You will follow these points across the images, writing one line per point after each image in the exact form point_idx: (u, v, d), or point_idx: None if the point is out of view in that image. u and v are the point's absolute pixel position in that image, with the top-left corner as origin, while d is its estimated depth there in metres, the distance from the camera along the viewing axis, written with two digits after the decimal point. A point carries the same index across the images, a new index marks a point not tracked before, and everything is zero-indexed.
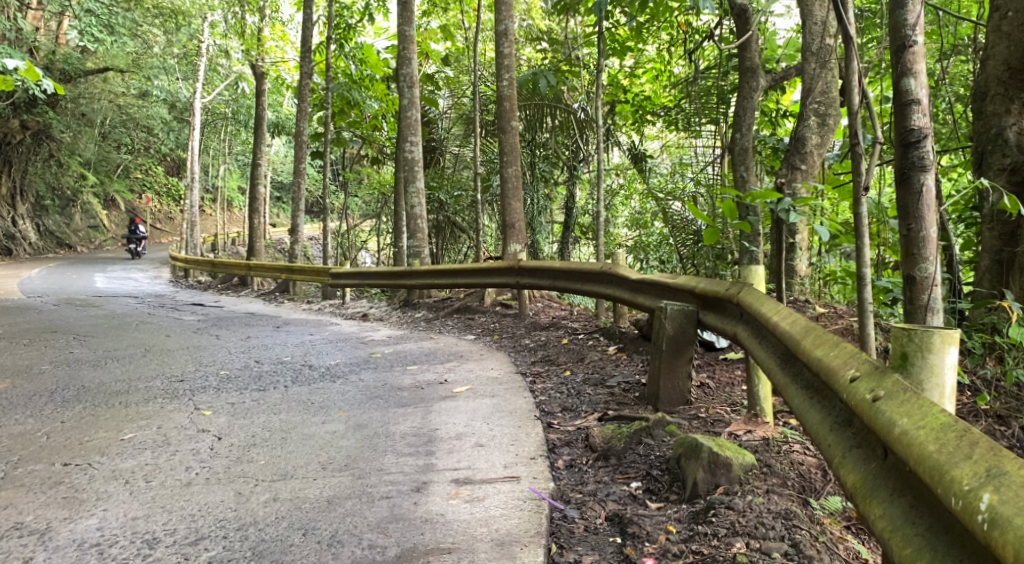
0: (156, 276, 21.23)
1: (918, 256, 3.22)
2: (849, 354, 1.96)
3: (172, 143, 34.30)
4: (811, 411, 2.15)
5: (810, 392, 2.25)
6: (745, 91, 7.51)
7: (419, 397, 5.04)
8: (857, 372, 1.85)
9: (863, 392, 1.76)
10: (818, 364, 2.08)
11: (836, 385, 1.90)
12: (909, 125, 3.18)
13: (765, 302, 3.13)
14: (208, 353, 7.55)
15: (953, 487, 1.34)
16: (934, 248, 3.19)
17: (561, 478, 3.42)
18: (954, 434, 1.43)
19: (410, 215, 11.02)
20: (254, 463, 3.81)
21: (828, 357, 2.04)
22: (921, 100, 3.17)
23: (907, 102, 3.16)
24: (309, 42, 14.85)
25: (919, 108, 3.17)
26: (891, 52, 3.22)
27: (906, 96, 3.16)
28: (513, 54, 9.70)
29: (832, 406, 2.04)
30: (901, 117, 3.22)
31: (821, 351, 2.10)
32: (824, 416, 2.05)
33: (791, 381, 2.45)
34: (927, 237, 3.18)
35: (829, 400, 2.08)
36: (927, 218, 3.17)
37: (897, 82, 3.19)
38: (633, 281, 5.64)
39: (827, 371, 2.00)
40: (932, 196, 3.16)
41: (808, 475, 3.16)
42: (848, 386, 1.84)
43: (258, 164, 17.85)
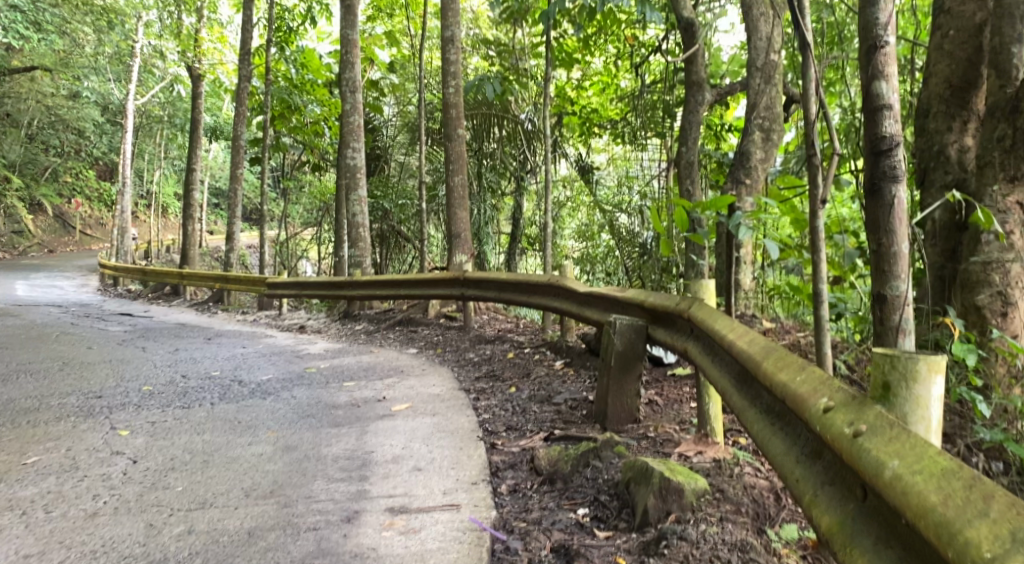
0: (82, 284, 20.18)
1: (890, 273, 3.07)
2: (819, 381, 1.83)
3: (104, 145, 32.96)
4: (774, 440, 2.02)
5: (772, 418, 2.12)
6: (691, 105, 7.48)
7: (355, 416, 4.76)
8: (830, 401, 1.72)
9: (841, 428, 1.62)
10: (783, 390, 1.95)
11: (809, 416, 1.77)
12: (880, 132, 3.03)
13: (718, 318, 3.00)
14: (132, 367, 7.08)
15: (969, 551, 1.18)
16: (906, 265, 3.03)
17: (504, 504, 3.21)
18: (962, 488, 1.27)
19: (351, 223, 10.67)
20: (170, 490, 3.47)
21: (795, 382, 1.91)
22: (892, 104, 3.01)
23: (878, 107, 3.00)
24: (248, 45, 14.41)
25: (890, 114, 3.01)
26: (862, 54, 3.08)
27: (878, 101, 3.01)
28: (459, 61, 9.49)
29: (798, 436, 1.92)
30: (873, 124, 3.06)
31: (786, 376, 1.97)
32: (790, 447, 1.92)
33: (749, 405, 2.31)
34: (899, 253, 3.02)
35: (795, 429, 1.95)
36: (898, 232, 3.02)
37: (868, 87, 3.04)
38: (580, 295, 5.49)
39: (795, 400, 1.86)
40: (904, 209, 3.01)
41: (761, 500, 3.02)
42: (822, 417, 1.70)
43: (194, 168, 17.16)
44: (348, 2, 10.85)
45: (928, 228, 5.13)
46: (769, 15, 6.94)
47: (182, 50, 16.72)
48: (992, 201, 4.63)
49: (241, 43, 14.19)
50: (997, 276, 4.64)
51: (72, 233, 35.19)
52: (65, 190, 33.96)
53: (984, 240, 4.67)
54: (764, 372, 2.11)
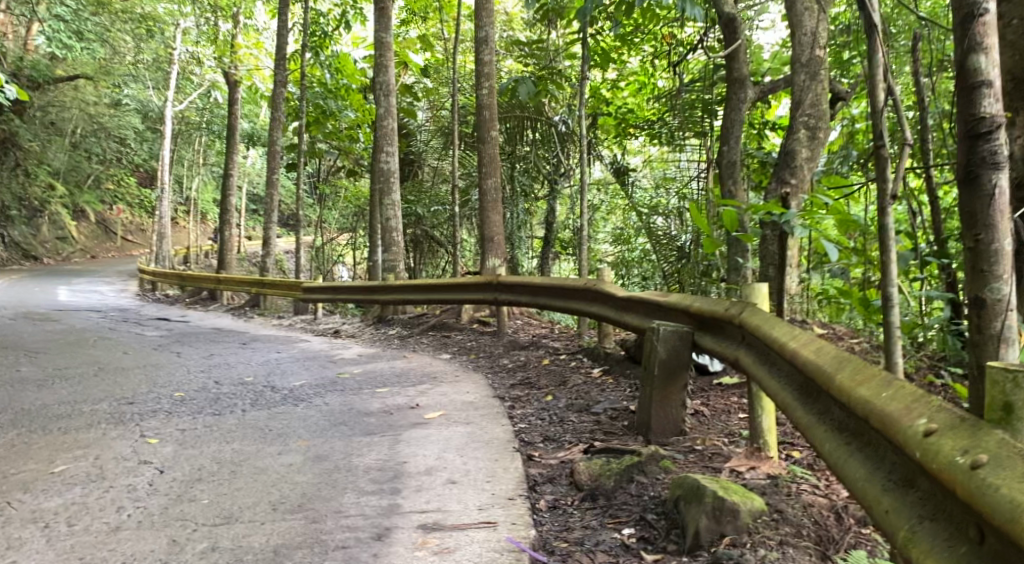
0: (122, 290, 20.49)
1: (991, 276, 2.65)
2: (912, 399, 1.63)
3: (145, 153, 33.58)
4: (853, 464, 1.82)
5: (846, 436, 1.93)
6: (732, 103, 7.20)
7: (387, 424, 4.62)
8: (931, 423, 1.52)
9: (950, 455, 1.42)
10: (865, 407, 1.75)
11: (903, 439, 1.56)
12: (976, 113, 2.67)
13: (776, 325, 2.78)
14: (165, 372, 7.05)
15: None
16: (1009, 264, 2.63)
17: (543, 522, 3.03)
18: None
19: (385, 227, 10.57)
20: (196, 503, 3.35)
21: (881, 399, 1.70)
22: (993, 81, 2.69)
23: (977, 83, 2.68)
24: (282, 50, 14.48)
25: (990, 92, 2.68)
26: (955, 26, 2.76)
27: (976, 76, 2.69)
28: (492, 62, 9.34)
29: (882, 460, 1.72)
30: (968, 104, 2.71)
31: (868, 391, 1.77)
32: (875, 473, 1.73)
33: (817, 420, 2.12)
34: (1000, 251, 2.64)
35: (879, 452, 1.75)
36: (1000, 227, 2.64)
37: (961, 62, 2.71)
38: (619, 300, 5.29)
39: (884, 419, 1.66)
40: (1006, 201, 2.64)
41: (823, 521, 2.79)
42: (923, 443, 1.50)
43: (230, 174, 17.30)
44: (380, 5, 10.78)
45: None
46: (814, 9, 6.63)
47: (218, 57, 16.88)
48: None
49: (275, 48, 14.24)
50: None
51: (114, 239, 35.97)
52: (107, 197, 34.70)
53: None
54: (837, 385, 1.91)
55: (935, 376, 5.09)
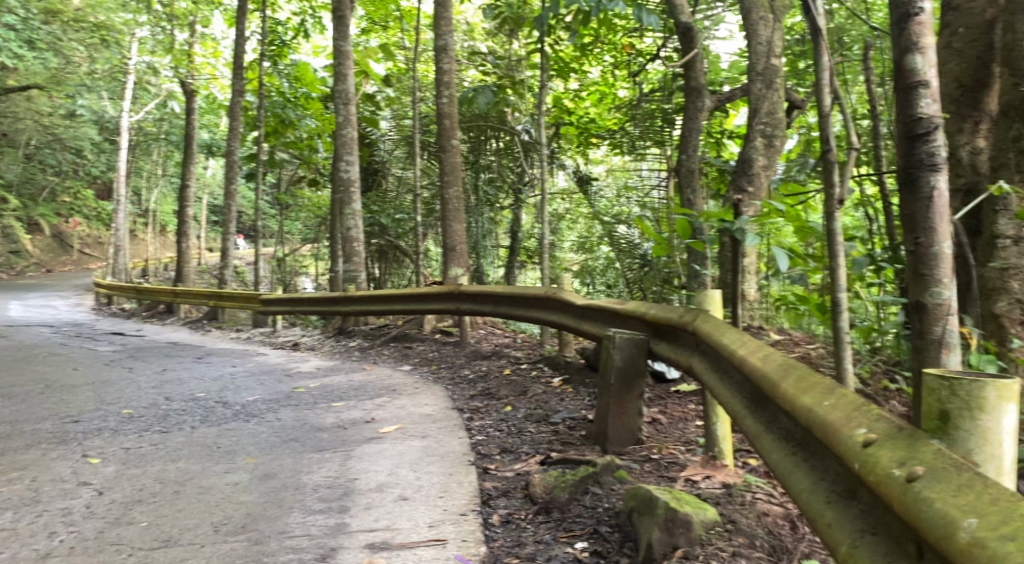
0: (78, 304, 19.90)
1: (931, 279, 2.67)
2: (853, 407, 1.60)
3: (102, 165, 32.86)
4: (800, 475, 1.77)
5: (793, 446, 1.89)
6: (690, 112, 7.23)
7: (341, 439, 4.50)
8: (870, 433, 1.49)
9: (887, 468, 1.39)
10: (808, 416, 1.71)
11: (843, 448, 1.53)
12: (914, 114, 2.69)
13: (726, 332, 2.74)
14: (114, 389, 6.80)
15: None
16: (949, 268, 2.64)
17: (495, 537, 2.95)
18: None
19: (346, 237, 10.41)
20: (134, 526, 3.20)
21: (822, 408, 1.67)
22: (929, 81, 2.70)
23: (913, 84, 2.69)
24: (240, 59, 14.25)
25: (927, 92, 2.69)
26: (892, 26, 2.77)
27: (912, 77, 2.70)
28: (453, 71, 9.26)
29: (826, 471, 1.68)
30: (907, 105, 2.72)
31: (811, 399, 1.73)
32: (818, 484, 1.69)
33: (765, 429, 2.07)
34: (940, 254, 2.64)
35: (824, 462, 1.71)
36: (939, 230, 2.65)
37: (898, 63, 2.72)
38: (578, 308, 5.25)
39: (824, 428, 1.62)
40: (944, 203, 2.66)
41: (776, 531, 2.76)
42: (861, 453, 1.47)
43: (188, 185, 16.93)
44: (339, 12, 10.63)
45: None
46: (769, 19, 6.69)
47: (174, 66, 16.59)
48: (1007, 205, 4.36)
49: (233, 57, 13.99)
50: (1018, 282, 4.38)
51: (69, 252, 35.11)
52: (63, 210, 33.85)
53: (1001, 245, 4.40)
54: (782, 394, 1.87)
55: (889, 380, 5.14)
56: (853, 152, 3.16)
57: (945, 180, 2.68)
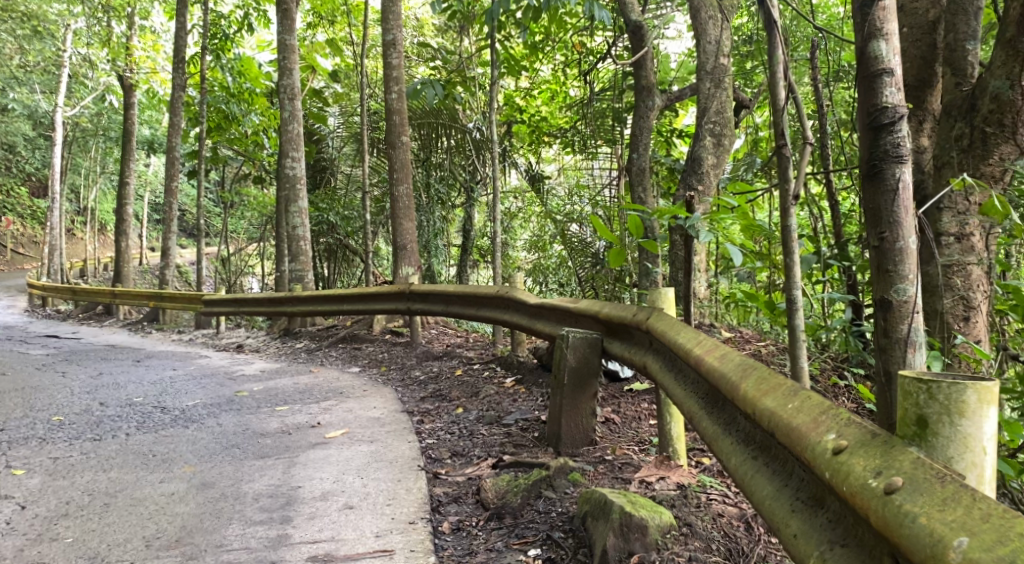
0: (9, 306, 19.01)
1: (896, 275, 2.64)
2: (820, 411, 1.54)
3: (37, 162, 31.58)
4: (761, 481, 1.71)
5: (753, 449, 1.82)
6: (640, 110, 7.19)
7: (285, 445, 4.32)
8: (841, 439, 1.43)
9: (863, 477, 1.34)
10: (771, 419, 1.64)
11: (811, 456, 1.47)
12: (880, 104, 2.67)
13: (681, 331, 2.69)
14: (44, 395, 6.44)
15: None
16: (914, 264, 2.62)
17: (445, 547, 2.84)
18: None
19: (292, 236, 10.11)
20: (57, 543, 2.94)
21: (785, 412, 1.61)
22: (893, 70, 2.69)
23: (877, 72, 2.68)
24: (181, 53, 13.72)
25: (891, 82, 2.68)
26: (855, 15, 2.76)
27: (876, 65, 2.68)
28: (402, 66, 9.08)
29: (790, 476, 1.63)
30: (872, 94, 2.70)
31: (773, 402, 1.67)
32: (783, 489, 1.62)
33: (723, 431, 2.01)
34: (905, 249, 2.62)
35: (787, 467, 1.66)
36: (904, 224, 2.62)
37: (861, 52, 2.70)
38: (531, 307, 5.17)
39: (790, 433, 1.56)
40: (909, 195, 2.64)
41: (732, 533, 2.73)
42: (833, 462, 1.41)
43: (127, 182, 16.30)
44: (284, 5, 10.31)
45: None
46: (718, 19, 6.69)
47: (111, 58, 15.98)
48: (950, 203, 4.47)
49: (173, 50, 13.52)
50: (959, 280, 4.46)
51: (3, 251, 33.35)
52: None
53: (943, 243, 4.48)
54: (741, 396, 1.80)
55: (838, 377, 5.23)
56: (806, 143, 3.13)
57: (909, 172, 2.66)
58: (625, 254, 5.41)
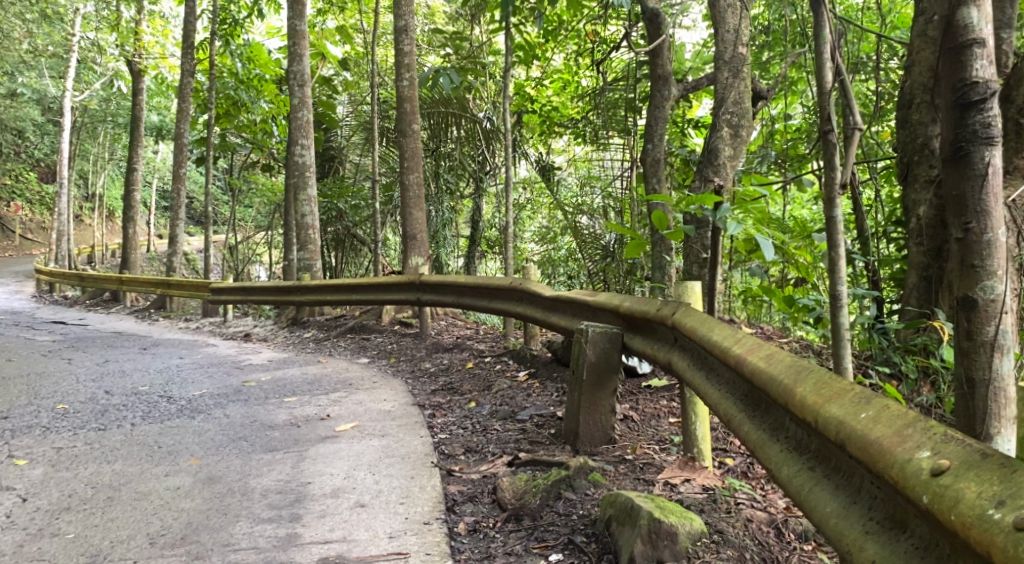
0: (16, 292, 18.98)
1: (983, 271, 2.59)
2: (903, 424, 1.40)
3: (46, 146, 31.62)
4: (823, 496, 1.62)
5: (813, 462, 1.71)
6: (655, 100, 6.97)
7: (294, 438, 4.20)
8: (935, 455, 1.29)
9: (979, 506, 1.16)
10: (838, 429, 1.52)
11: (897, 473, 1.33)
12: (969, 79, 2.48)
13: (714, 327, 2.55)
14: (49, 382, 6.32)
15: None
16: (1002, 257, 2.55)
17: (463, 550, 2.71)
18: None
19: (301, 224, 9.97)
20: (58, 538, 2.80)
21: (858, 422, 1.48)
22: (984, 40, 2.49)
23: (967, 42, 2.48)
24: (190, 38, 13.56)
25: (981, 53, 2.48)
26: None
27: (966, 35, 2.48)
28: (413, 53, 8.91)
29: (858, 493, 1.52)
30: (957, 67, 2.51)
31: (841, 410, 1.55)
32: (855, 509, 1.51)
33: (776, 441, 1.90)
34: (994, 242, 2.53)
35: (854, 481, 1.55)
36: (992, 214, 2.52)
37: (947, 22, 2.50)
38: (546, 300, 5.03)
39: (866, 447, 1.43)
40: (998, 180, 2.51)
41: (765, 542, 2.61)
42: (930, 483, 1.25)
43: (134, 168, 16.19)
44: None
45: (911, 225, 5.09)
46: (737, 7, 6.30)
47: (120, 43, 15.86)
48: None
49: (182, 35, 13.37)
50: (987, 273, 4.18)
51: (10, 237, 33.40)
52: (2, 192, 32.35)
53: None
54: (800, 402, 1.69)
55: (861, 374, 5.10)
56: (855, 128, 3.00)
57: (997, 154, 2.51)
58: (637, 252, 5.15)
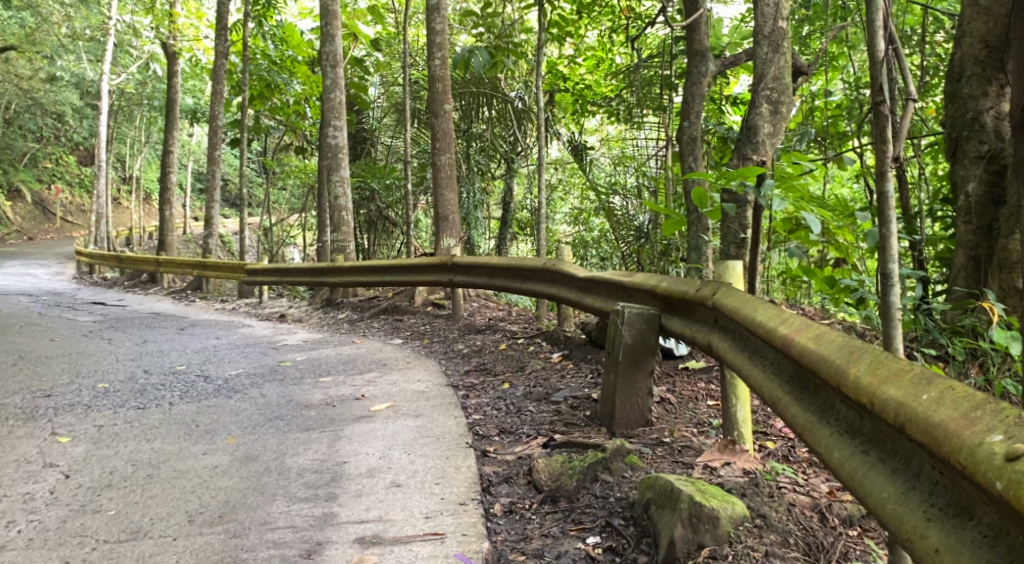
0: (59, 273, 19.45)
1: None
2: (970, 406, 1.33)
3: (86, 130, 32.24)
4: (878, 481, 1.56)
5: (870, 446, 1.64)
6: (692, 76, 6.77)
7: (329, 418, 4.21)
8: (1007, 438, 1.21)
9: None
10: (897, 411, 1.45)
11: (964, 459, 1.26)
12: None
13: (757, 307, 2.47)
14: (90, 362, 6.45)
15: None
16: None
17: (498, 531, 2.69)
18: None
19: (334, 206, 10.01)
20: (100, 515, 2.84)
21: (919, 404, 1.41)
22: None
23: None
24: (224, 20, 13.64)
25: None
26: None
27: None
28: (445, 32, 8.81)
29: (920, 478, 1.45)
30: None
31: (899, 392, 1.48)
32: (919, 495, 1.43)
33: (828, 424, 1.83)
34: None
35: (912, 466, 1.49)
36: None
37: None
38: (580, 281, 4.97)
39: (929, 430, 1.36)
40: None
41: (810, 527, 2.54)
42: (1004, 468, 1.17)
43: (170, 151, 16.39)
44: None
45: (959, 203, 4.89)
46: None
47: (156, 26, 16.00)
48: None
49: (216, 17, 13.43)
50: None
51: (52, 219, 34.18)
52: (45, 175, 33.11)
53: None
54: (853, 383, 1.62)
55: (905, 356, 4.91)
56: (912, 99, 2.88)
57: None
58: (673, 230, 5.07)
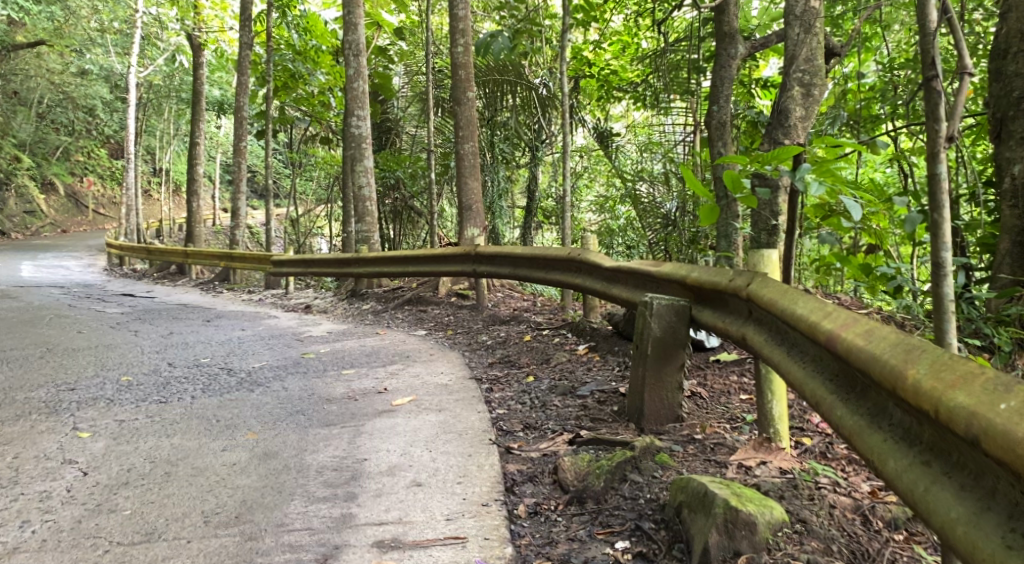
0: (91, 265, 19.69)
1: None
2: None
3: (117, 123, 32.60)
4: (943, 498, 1.42)
5: (933, 456, 1.50)
6: (721, 60, 6.53)
7: (350, 412, 4.13)
8: None
9: None
10: (972, 423, 1.30)
11: None
12: None
13: (797, 299, 2.31)
14: (116, 354, 6.46)
15: None
16: None
17: (522, 534, 2.58)
18: None
19: (358, 196, 9.95)
20: (115, 515, 2.78)
21: (996, 416, 1.26)
22: None
23: None
24: (247, 11, 13.59)
25: None
26: None
27: None
28: (468, 18, 8.64)
29: (995, 497, 1.31)
30: None
31: (971, 399, 1.33)
32: (995, 516, 1.29)
33: (880, 430, 1.69)
34: None
35: (984, 482, 1.35)
36: None
37: None
38: (607, 271, 4.83)
39: (1011, 447, 1.21)
40: None
41: (854, 533, 2.39)
42: None
43: (197, 143, 16.46)
44: None
45: (1005, 186, 4.64)
46: None
47: (181, 18, 16.04)
48: None
49: (240, 8, 13.40)
50: None
51: (85, 212, 34.69)
52: (77, 168, 33.58)
53: None
54: (914, 387, 1.48)
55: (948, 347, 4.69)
56: (968, 75, 2.71)
57: None
58: (706, 218, 4.84)
